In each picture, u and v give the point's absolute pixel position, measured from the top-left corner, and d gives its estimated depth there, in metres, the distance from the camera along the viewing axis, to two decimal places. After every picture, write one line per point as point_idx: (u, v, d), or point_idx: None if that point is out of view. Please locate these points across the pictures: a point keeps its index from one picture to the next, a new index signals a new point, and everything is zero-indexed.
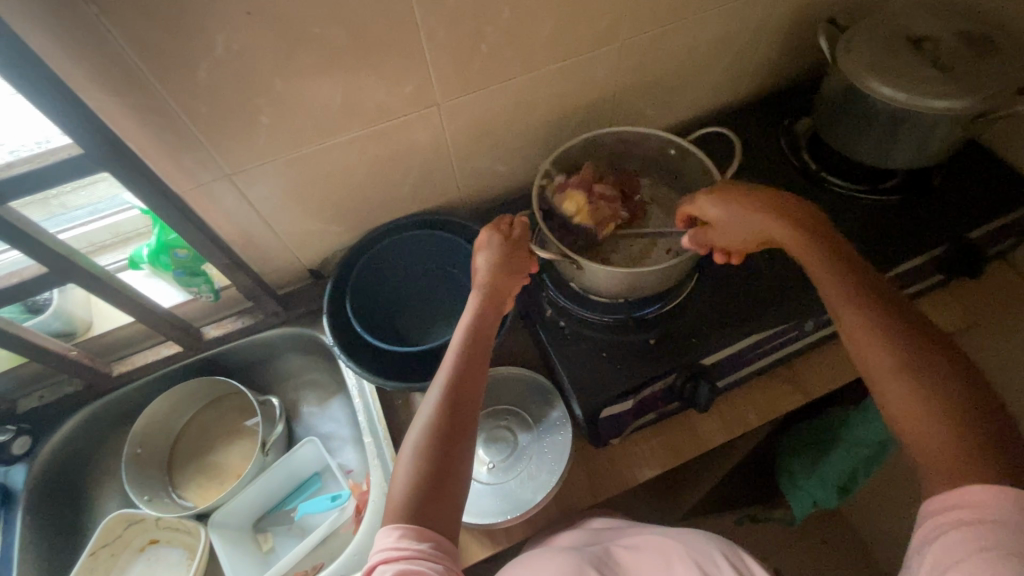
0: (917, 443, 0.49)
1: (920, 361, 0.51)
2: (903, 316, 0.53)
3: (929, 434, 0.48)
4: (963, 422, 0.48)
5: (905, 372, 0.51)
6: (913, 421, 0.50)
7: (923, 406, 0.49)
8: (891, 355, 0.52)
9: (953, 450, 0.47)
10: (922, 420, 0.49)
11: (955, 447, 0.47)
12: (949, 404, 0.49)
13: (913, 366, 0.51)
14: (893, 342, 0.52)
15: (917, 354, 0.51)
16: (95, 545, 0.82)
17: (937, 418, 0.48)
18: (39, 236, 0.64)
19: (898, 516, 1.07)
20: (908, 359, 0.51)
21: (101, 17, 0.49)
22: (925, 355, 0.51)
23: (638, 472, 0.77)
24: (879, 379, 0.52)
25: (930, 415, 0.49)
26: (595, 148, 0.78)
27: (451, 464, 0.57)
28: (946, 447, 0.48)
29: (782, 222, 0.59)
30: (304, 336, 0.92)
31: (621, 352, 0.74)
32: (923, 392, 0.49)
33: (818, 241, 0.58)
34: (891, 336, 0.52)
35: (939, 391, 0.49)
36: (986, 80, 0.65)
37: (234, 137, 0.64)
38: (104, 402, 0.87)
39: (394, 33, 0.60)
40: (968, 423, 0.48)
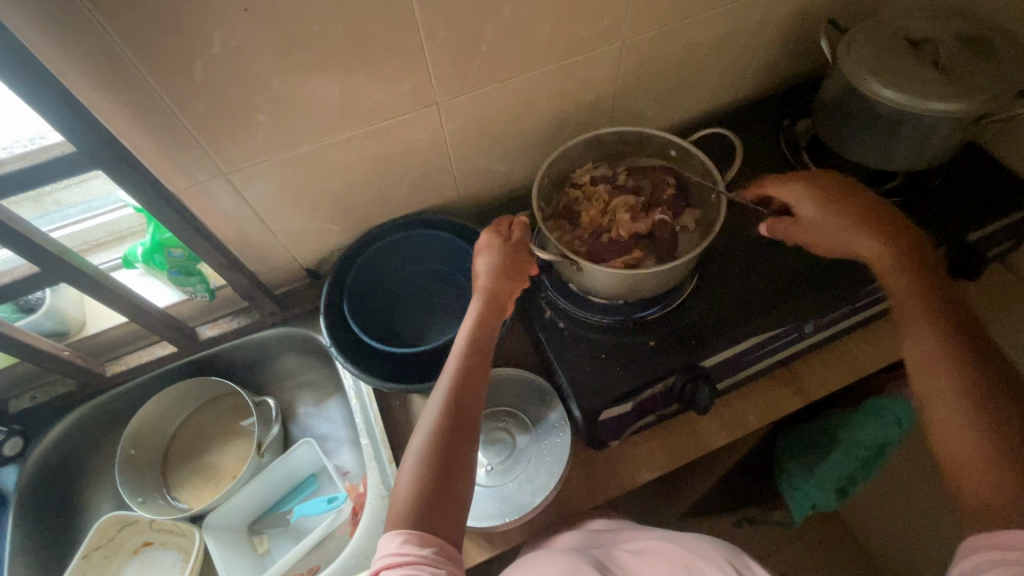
0: (966, 475, 0.50)
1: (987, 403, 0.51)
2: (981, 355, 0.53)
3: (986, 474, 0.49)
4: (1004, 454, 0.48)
5: (970, 410, 0.51)
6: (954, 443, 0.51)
7: (981, 444, 0.49)
8: (948, 372, 0.53)
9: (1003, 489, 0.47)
10: (976, 457, 0.49)
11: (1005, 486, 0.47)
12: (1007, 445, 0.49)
13: (968, 391, 0.52)
14: (962, 379, 0.52)
15: (987, 394, 0.51)
16: (88, 548, 0.81)
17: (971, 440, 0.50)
18: (31, 235, 0.63)
19: (896, 517, 1.07)
20: (976, 398, 0.51)
21: (94, 12, 0.48)
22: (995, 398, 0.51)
23: (637, 474, 0.77)
24: (940, 414, 0.52)
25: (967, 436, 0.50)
26: (596, 147, 0.78)
27: (453, 469, 0.56)
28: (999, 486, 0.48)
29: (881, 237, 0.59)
30: (301, 337, 0.91)
31: (620, 353, 0.73)
32: (984, 432, 0.50)
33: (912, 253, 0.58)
34: (965, 373, 0.52)
35: (986, 420, 0.50)
36: (986, 82, 0.64)
37: (231, 135, 0.63)
38: (97, 402, 0.86)
39: (393, 31, 0.60)
40: (1015, 456, 0.48)
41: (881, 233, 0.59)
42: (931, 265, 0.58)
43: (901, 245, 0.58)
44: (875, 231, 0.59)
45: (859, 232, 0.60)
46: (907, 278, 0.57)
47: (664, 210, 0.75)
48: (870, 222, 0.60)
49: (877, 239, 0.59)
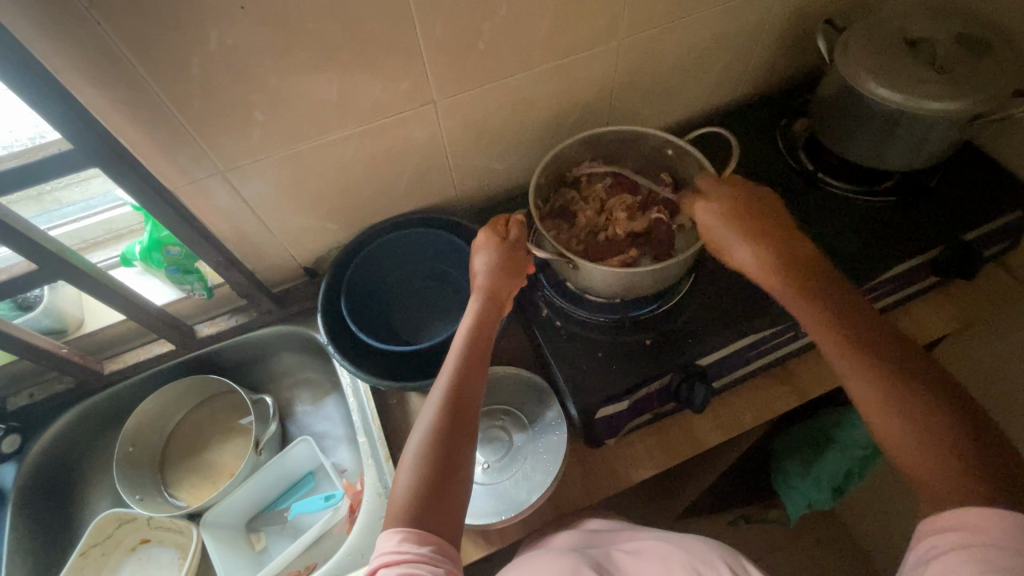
0: (918, 477, 0.49)
1: (912, 396, 0.50)
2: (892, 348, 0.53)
3: (936, 473, 0.48)
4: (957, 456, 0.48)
5: (899, 410, 0.50)
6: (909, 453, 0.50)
7: (918, 443, 0.49)
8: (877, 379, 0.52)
9: (953, 485, 0.47)
10: (922, 457, 0.49)
11: (953, 479, 0.47)
12: (940, 437, 0.48)
13: (904, 394, 0.50)
14: (882, 379, 0.51)
15: (908, 387, 0.51)
16: (85, 545, 0.81)
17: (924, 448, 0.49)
18: (28, 232, 0.63)
19: (892, 517, 1.07)
20: (898, 395, 0.51)
21: (92, 11, 0.48)
22: (919, 390, 0.51)
23: (633, 472, 0.77)
24: (874, 419, 0.52)
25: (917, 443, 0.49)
26: (592, 146, 0.78)
27: (452, 468, 0.56)
28: (948, 482, 0.47)
29: (754, 246, 0.59)
30: (299, 335, 0.92)
31: (616, 351, 0.73)
32: (915, 431, 0.49)
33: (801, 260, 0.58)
34: (883, 372, 0.52)
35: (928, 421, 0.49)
36: (982, 82, 0.65)
37: (228, 133, 0.63)
38: (95, 400, 0.86)
39: (390, 29, 0.60)
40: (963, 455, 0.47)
41: (755, 239, 0.60)
42: (815, 263, 0.58)
43: (777, 253, 0.59)
44: (751, 236, 0.60)
45: (733, 241, 0.61)
46: (785, 285, 0.58)
47: (662, 208, 0.75)
48: (745, 228, 0.60)
49: (754, 248, 0.59)
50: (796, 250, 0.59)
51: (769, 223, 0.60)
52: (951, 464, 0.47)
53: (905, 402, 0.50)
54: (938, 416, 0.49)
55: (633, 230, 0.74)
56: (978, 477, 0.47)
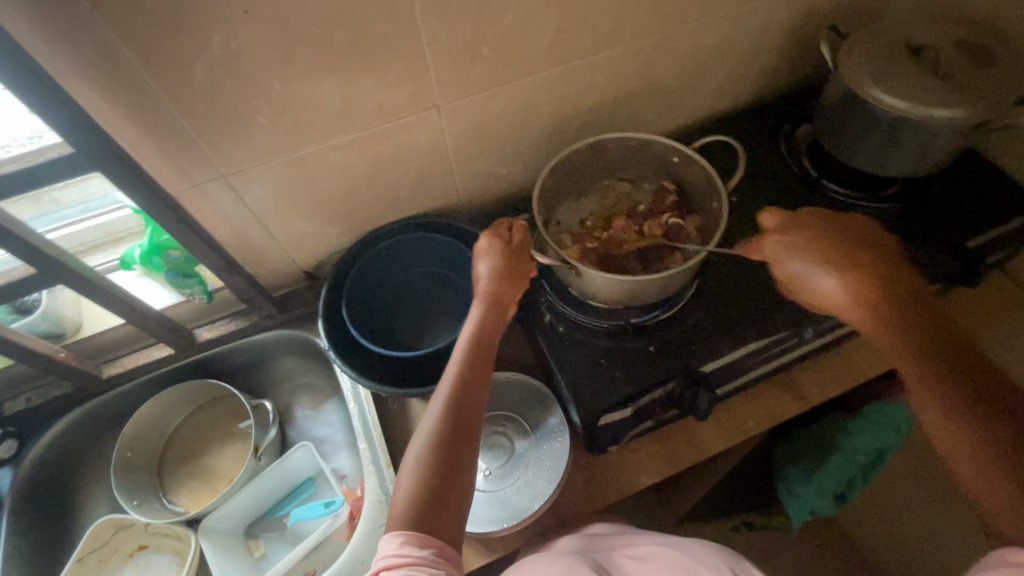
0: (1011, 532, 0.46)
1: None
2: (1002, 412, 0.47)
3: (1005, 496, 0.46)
4: None
5: (987, 445, 0.46)
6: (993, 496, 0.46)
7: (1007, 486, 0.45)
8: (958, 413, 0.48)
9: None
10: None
11: None
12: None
13: (995, 432, 0.47)
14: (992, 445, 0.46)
15: (1020, 453, 0.46)
16: (82, 551, 0.80)
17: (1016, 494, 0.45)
18: (27, 236, 0.62)
19: (893, 523, 1.07)
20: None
21: (95, 14, 0.48)
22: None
23: (636, 479, 0.77)
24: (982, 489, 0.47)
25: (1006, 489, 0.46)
26: (597, 152, 0.77)
27: (455, 472, 0.56)
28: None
29: (858, 287, 0.52)
30: (299, 341, 0.91)
31: (620, 358, 0.73)
32: None
33: (875, 271, 0.53)
34: (999, 443, 0.46)
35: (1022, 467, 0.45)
36: (986, 90, 0.65)
37: (230, 137, 0.62)
38: (93, 405, 0.86)
39: (395, 34, 0.59)
40: None
41: (862, 279, 0.52)
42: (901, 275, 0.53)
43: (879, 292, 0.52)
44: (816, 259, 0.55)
45: (830, 278, 0.53)
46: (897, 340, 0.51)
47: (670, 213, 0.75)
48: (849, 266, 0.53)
49: (856, 291, 0.52)
50: (900, 293, 0.52)
51: (868, 254, 0.54)
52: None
53: (1021, 474, 0.45)
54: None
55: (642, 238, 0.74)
56: None
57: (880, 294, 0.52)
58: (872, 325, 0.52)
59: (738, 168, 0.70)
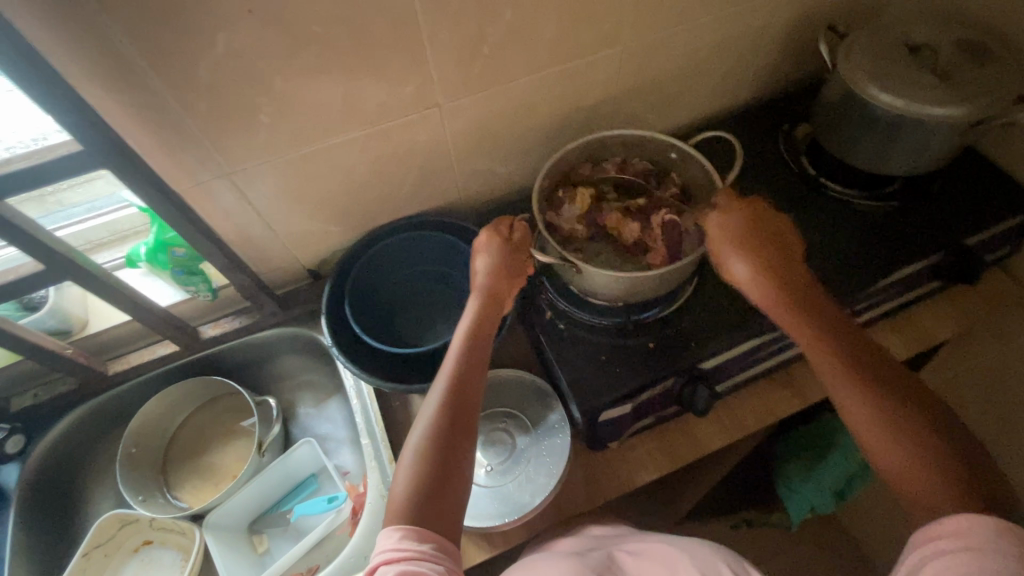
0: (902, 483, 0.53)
1: (895, 412, 0.55)
2: (868, 363, 0.58)
3: (897, 453, 0.53)
4: (933, 456, 0.52)
5: (877, 408, 0.55)
6: (887, 456, 0.54)
7: (894, 443, 0.53)
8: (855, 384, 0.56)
9: (929, 488, 0.51)
10: (903, 465, 0.53)
11: (928, 480, 0.52)
12: (916, 440, 0.53)
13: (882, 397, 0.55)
14: (865, 393, 0.56)
15: (902, 414, 0.54)
16: (88, 546, 0.81)
17: (900, 450, 0.53)
18: (35, 232, 0.63)
19: (893, 521, 1.08)
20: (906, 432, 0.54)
21: (102, 13, 0.49)
22: (896, 403, 0.55)
23: (635, 475, 0.77)
24: (858, 431, 0.56)
25: (893, 447, 0.53)
26: (595, 148, 0.78)
27: (452, 468, 0.57)
28: (930, 487, 0.51)
29: (756, 268, 0.62)
30: (303, 338, 0.92)
31: (620, 355, 0.74)
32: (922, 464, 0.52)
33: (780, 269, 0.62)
34: (876, 400, 0.55)
35: (904, 425, 0.54)
36: (984, 88, 0.65)
37: (235, 136, 0.63)
38: (99, 401, 0.87)
39: (396, 33, 0.60)
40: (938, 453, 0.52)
41: (759, 260, 0.63)
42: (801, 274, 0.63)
43: (770, 269, 0.62)
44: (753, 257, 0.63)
45: (735, 259, 0.63)
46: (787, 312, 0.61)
47: (668, 207, 0.76)
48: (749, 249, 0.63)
49: (755, 271, 0.62)
50: (794, 279, 0.62)
51: (766, 238, 0.64)
52: (925, 466, 0.52)
53: (909, 431, 0.54)
54: (926, 435, 0.53)
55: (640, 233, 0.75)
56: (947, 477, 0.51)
57: (771, 272, 0.62)
58: (767, 299, 0.62)
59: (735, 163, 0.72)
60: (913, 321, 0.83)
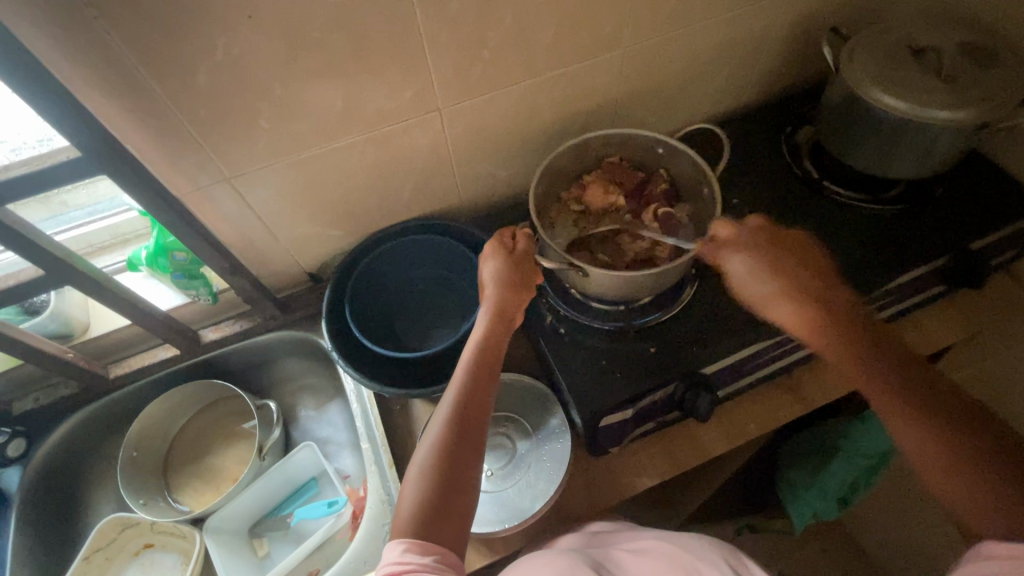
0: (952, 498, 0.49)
1: (938, 418, 0.51)
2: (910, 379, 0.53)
3: (941, 464, 0.49)
4: (980, 467, 0.48)
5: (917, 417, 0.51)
6: (932, 465, 0.50)
7: (937, 454, 0.50)
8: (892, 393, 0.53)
9: (985, 507, 0.47)
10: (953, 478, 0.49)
11: (978, 491, 0.48)
12: (960, 447, 0.49)
13: (923, 408, 0.51)
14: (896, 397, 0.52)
15: (947, 423, 0.50)
16: (89, 549, 0.81)
17: (945, 460, 0.49)
18: (35, 238, 0.63)
19: (898, 525, 1.07)
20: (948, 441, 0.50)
21: (101, 19, 0.49)
22: (939, 409, 0.51)
23: (637, 480, 0.77)
24: (908, 447, 0.51)
25: (937, 457, 0.50)
26: (585, 152, 0.78)
27: (458, 484, 0.56)
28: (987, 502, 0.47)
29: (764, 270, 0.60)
30: (302, 341, 0.92)
31: (620, 359, 0.73)
32: (973, 474, 0.48)
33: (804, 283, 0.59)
34: (916, 410, 0.51)
35: (950, 435, 0.50)
36: (988, 90, 0.64)
37: (235, 141, 0.63)
38: (100, 405, 0.87)
39: (396, 37, 0.60)
40: (992, 463, 0.48)
41: (773, 265, 0.60)
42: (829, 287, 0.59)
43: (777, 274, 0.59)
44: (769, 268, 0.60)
45: (760, 283, 0.60)
46: (807, 320, 0.57)
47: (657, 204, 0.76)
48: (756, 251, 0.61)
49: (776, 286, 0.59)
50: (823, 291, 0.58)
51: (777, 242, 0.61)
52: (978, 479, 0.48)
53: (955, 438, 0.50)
54: (973, 443, 0.49)
55: (629, 231, 0.75)
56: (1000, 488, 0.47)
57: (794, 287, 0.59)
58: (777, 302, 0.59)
59: (724, 155, 0.72)
60: (916, 325, 0.83)
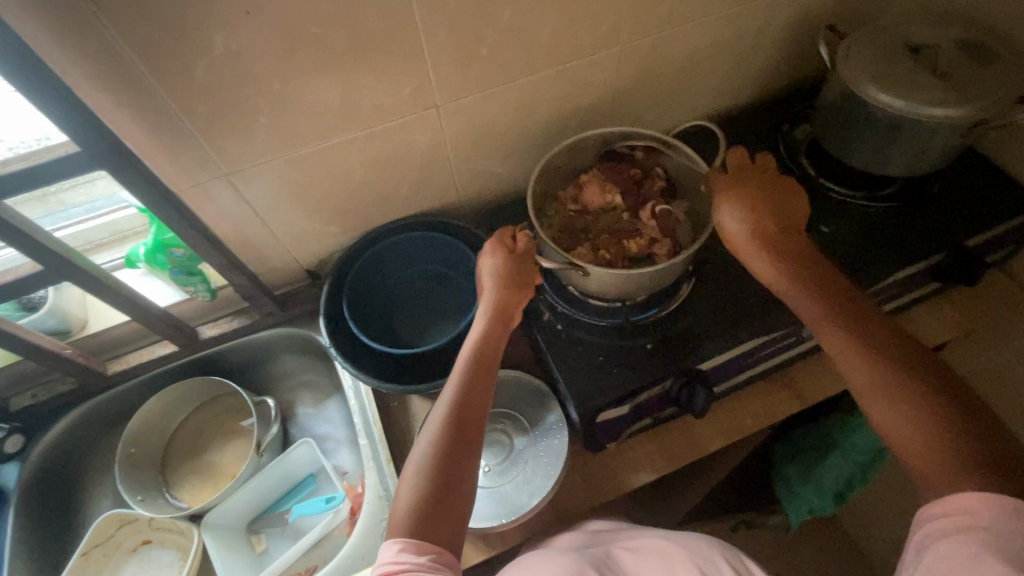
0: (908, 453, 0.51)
1: (893, 370, 0.53)
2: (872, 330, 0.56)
3: (894, 416, 0.52)
4: (933, 420, 0.50)
5: (875, 368, 0.54)
6: (887, 419, 0.52)
7: (894, 408, 0.52)
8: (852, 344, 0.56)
9: (932, 455, 0.49)
10: (919, 440, 0.50)
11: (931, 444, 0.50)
12: (915, 399, 0.52)
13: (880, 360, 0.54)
14: (873, 363, 0.54)
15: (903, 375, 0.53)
16: (87, 545, 0.81)
17: (898, 412, 0.52)
18: (33, 233, 0.63)
19: (893, 522, 1.07)
20: (904, 392, 0.52)
21: (99, 15, 0.49)
22: (899, 361, 0.54)
23: (634, 476, 0.77)
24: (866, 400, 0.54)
25: (892, 409, 0.52)
26: (583, 149, 0.78)
27: (454, 483, 0.56)
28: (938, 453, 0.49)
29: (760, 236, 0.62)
30: (300, 338, 0.92)
31: (617, 356, 0.73)
32: (925, 425, 0.50)
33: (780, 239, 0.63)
34: (875, 362, 0.54)
35: (906, 388, 0.52)
36: (984, 88, 0.65)
37: (233, 137, 0.63)
38: (99, 401, 0.87)
39: (394, 34, 0.60)
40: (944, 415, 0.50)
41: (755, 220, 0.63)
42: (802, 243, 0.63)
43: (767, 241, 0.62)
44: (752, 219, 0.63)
45: (740, 236, 0.63)
46: (783, 275, 0.61)
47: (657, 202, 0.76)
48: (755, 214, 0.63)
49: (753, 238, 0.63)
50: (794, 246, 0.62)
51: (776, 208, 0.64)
52: (943, 440, 0.50)
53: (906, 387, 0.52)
54: (929, 398, 0.51)
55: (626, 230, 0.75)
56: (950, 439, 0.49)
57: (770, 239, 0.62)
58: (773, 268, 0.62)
59: (722, 153, 0.72)
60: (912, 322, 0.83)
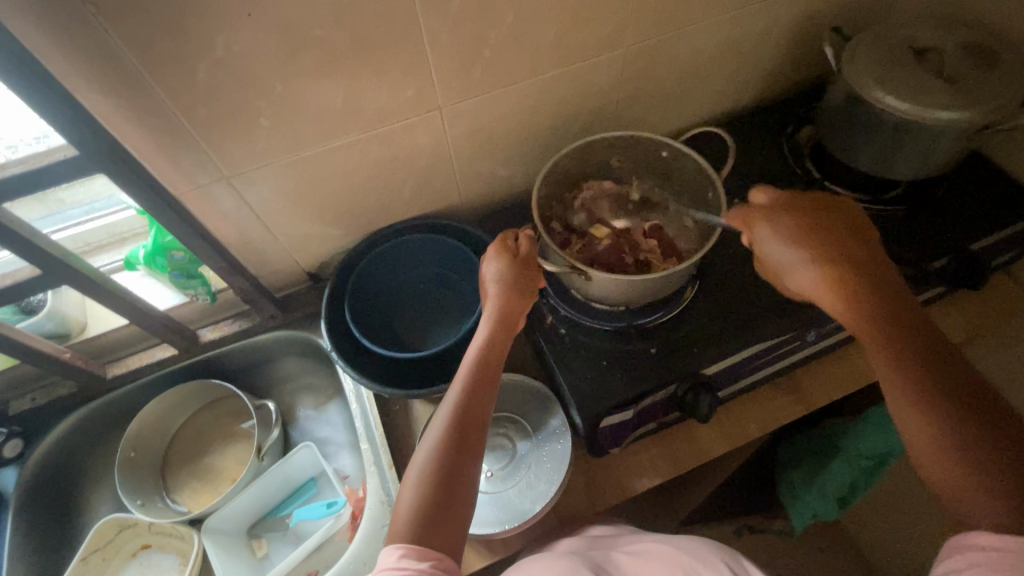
0: (951, 489, 0.47)
1: (943, 403, 0.48)
2: (923, 355, 0.50)
3: (937, 452, 0.47)
4: (984, 457, 0.46)
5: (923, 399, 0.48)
6: (932, 454, 0.48)
7: (941, 443, 0.47)
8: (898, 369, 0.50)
9: (979, 493, 0.45)
10: (956, 475, 0.46)
11: (974, 483, 0.45)
12: (963, 436, 0.47)
13: (929, 386, 0.48)
14: (914, 385, 0.49)
15: (951, 409, 0.48)
16: (87, 550, 0.80)
17: (944, 446, 0.47)
18: (32, 237, 0.63)
19: (896, 525, 1.07)
20: (950, 424, 0.47)
21: (98, 16, 0.48)
22: (951, 392, 0.48)
23: (637, 481, 0.77)
24: (912, 431, 0.49)
25: (940, 443, 0.47)
26: (588, 155, 0.77)
27: (454, 492, 0.56)
28: (984, 494, 0.45)
29: (802, 248, 0.54)
30: (302, 340, 0.91)
31: (622, 360, 0.73)
32: (974, 462, 0.46)
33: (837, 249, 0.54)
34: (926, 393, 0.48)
35: (955, 420, 0.47)
36: (990, 91, 0.64)
37: (234, 139, 0.63)
38: (98, 405, 0.86)
39: (397, 35, 0.59)
40: (995, 453, 0.46)
41: (806, 235, 0.55)
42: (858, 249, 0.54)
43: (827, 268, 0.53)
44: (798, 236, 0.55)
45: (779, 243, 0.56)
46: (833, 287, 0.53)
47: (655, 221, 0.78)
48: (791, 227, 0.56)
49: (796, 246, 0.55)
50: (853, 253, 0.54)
51: (827, 221, 0.56)
52: (987, 478, 0.45)
53: (958, 421, 0.47)
54: (980, 434, 0.46)
55: (641, 235, 0.76)
56: (998, 483, 0.45)
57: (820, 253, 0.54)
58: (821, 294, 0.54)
59: (730, 159, 0.70)
60: None
